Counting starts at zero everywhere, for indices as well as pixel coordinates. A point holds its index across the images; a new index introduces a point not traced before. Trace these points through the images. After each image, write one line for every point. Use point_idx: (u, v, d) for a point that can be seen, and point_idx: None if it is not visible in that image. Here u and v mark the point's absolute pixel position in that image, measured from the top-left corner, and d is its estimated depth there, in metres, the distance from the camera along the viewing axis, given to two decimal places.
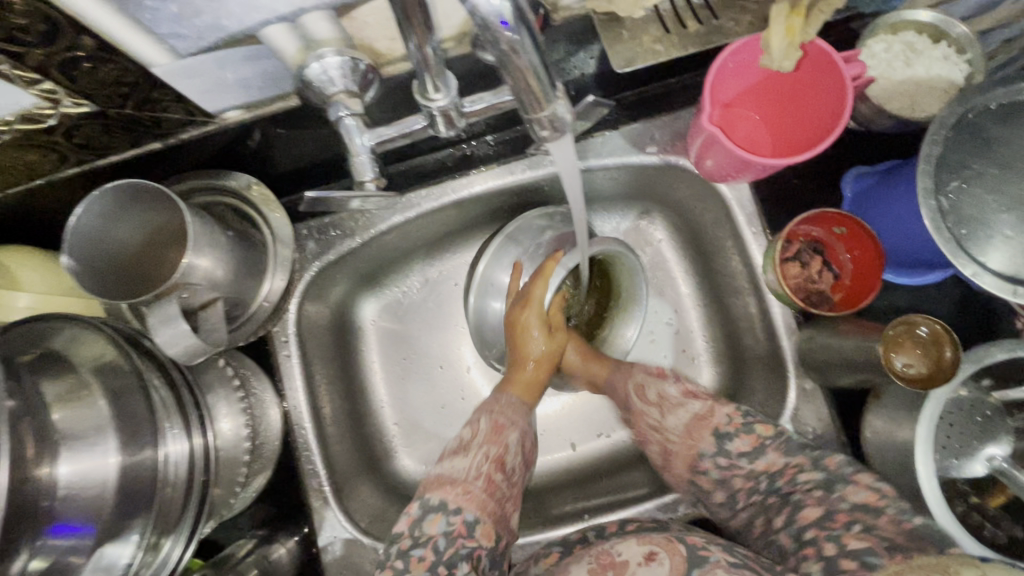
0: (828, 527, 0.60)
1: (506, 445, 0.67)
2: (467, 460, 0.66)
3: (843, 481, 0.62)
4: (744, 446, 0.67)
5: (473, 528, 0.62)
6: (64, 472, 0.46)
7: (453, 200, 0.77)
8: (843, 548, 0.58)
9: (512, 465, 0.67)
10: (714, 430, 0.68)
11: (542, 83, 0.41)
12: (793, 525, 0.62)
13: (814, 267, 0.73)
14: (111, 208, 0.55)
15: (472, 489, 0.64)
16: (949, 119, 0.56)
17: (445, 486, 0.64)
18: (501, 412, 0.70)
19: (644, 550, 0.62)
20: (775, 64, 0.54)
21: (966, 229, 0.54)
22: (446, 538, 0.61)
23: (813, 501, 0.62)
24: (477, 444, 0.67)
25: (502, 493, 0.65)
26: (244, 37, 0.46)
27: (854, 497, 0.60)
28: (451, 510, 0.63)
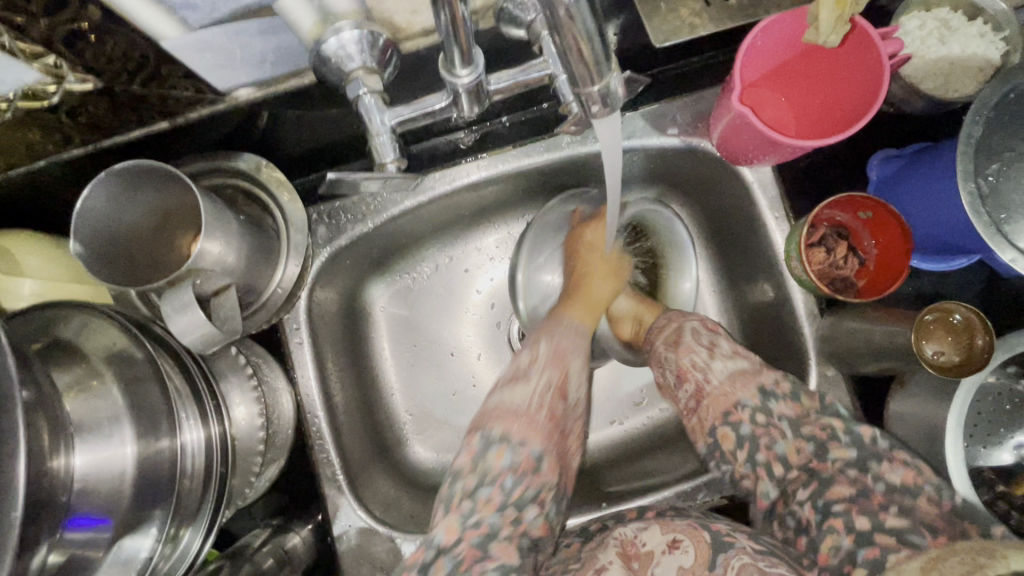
0: (861, 502, 0.55)
1: (566, 373, 0.67)
2: (529, 387, 0.64)
3: (879, 457, 0.57)
4: (788, 410, 0.63)
5: (538, 462, 0.59)
6: (80, 462, 0.45)
7: (466, 183, 0.75)
8: (880, 525, 0.53)
9: (573, 396, 0.66)
10: (761, 386, 0.64)
11: (597, 54, 0.39)
12: (818, 499, 0.57)
13: (840, 252, 0.71)
14: (120, 188, 0.52)
15: (537, 418, 0.62)
16: (991, 98, 0.54)
17: (507, 416, 0.62)
18: (558, 337, 0.70)
19: (667, 538, 0.59)
20: (821, 39, 0.52)
21: (1004, 214, 0.53)
22: (513, 474, 0.58)
23: (845, 478, 0.57)
24: (537, 370, 0.66)
25: (564, 420, 0.64)
26: (260, 7, 0.43)
27: (890, 476, 0.56)
28: (517, 441, 0.60)
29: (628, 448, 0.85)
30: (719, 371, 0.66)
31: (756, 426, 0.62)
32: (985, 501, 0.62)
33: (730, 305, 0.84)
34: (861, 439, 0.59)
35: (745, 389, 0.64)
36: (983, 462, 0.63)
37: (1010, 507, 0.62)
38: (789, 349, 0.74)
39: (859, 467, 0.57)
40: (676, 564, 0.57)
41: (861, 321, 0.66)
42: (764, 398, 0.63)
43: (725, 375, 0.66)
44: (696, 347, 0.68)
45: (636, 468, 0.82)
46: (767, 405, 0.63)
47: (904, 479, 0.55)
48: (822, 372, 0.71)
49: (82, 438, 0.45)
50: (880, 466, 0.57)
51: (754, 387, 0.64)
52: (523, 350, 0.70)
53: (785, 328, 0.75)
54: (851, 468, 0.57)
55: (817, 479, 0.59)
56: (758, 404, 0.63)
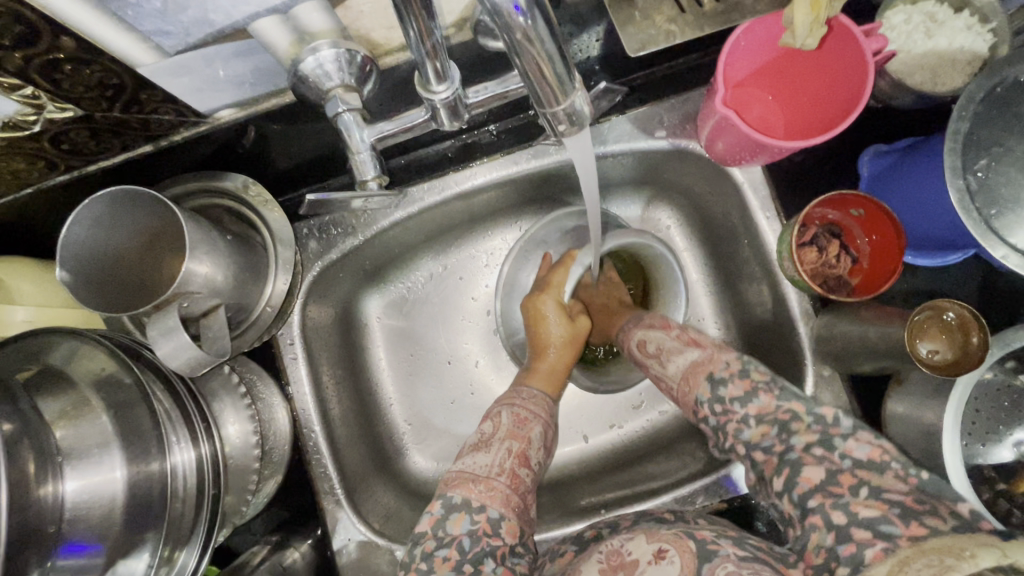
0: (834, 492, 0.55)
1: (528, 439, 0.66)
2: (490, 456, 0.64)
3: (842, 435, 0.58)
4: (738, 391, 0.63)
5: (497, 526, 0.60)
6: (71, 489, 0.45)
7: (456, 193, 0.75)
8: (852, 517, 0.53)
9: (535, 460, 0.66)
10: (710, 375, 0.65)
11: (558, 72, 0.38)
12: (794, 491, 0.57)
13: (832, 251, 0.70)
14: (106, 215, 0.52)
15: (495, 486, 0.62)
16: (977, 93, 0.53)
17: (467, 484, 0.62)
18: (523, 406, 0.69)
19: (654, 548, 0.59)
20: (798, 43, 0.52)
21: (996, 209, 0.52)
22: (471, 538, 0.59)
23: (812, 458, 0.57)
24: (498, 440, 0.65)
25: (525, 487, 0.64)
26: (234, 31, 0.43)
27: (855, 453, 0.57)
28: (475, 508, 0.61)
29: (627, 453, 0.85)
30: (674, 366, 0.67)
31: (718, 416, 0.63)
32: (985, 500, 0.61)
33: (725, 306, 0.84)
34: (823, 418, 0.59)
35: (697, 384, 0.65)
36: (982, 460, 0.62)
37: (1011, 505, 0.61)
38: (788, 349, 0.74)
39: (824, 446, 0.58)
40: None
41: (854, 321, 0.65)
42: (714, 385, 0.64)
43: (680, 368, 0.67)
44: (648, 361, 0.70)
45: (637, 473, 0.82)
46: (719, 394, 0.63)
47: (870, 457, 0.56)
48: (818, 372, 0.71)
49: (72, 465, 0.46)
50: (845, 443, 0.57)
51: (703, 380, 0.65)
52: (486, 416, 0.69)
53: (782, 328, 0.74)
54: (817, 447, 0.58)
55: (787, 462, 0.59)
56: (712, 396, 0.64)
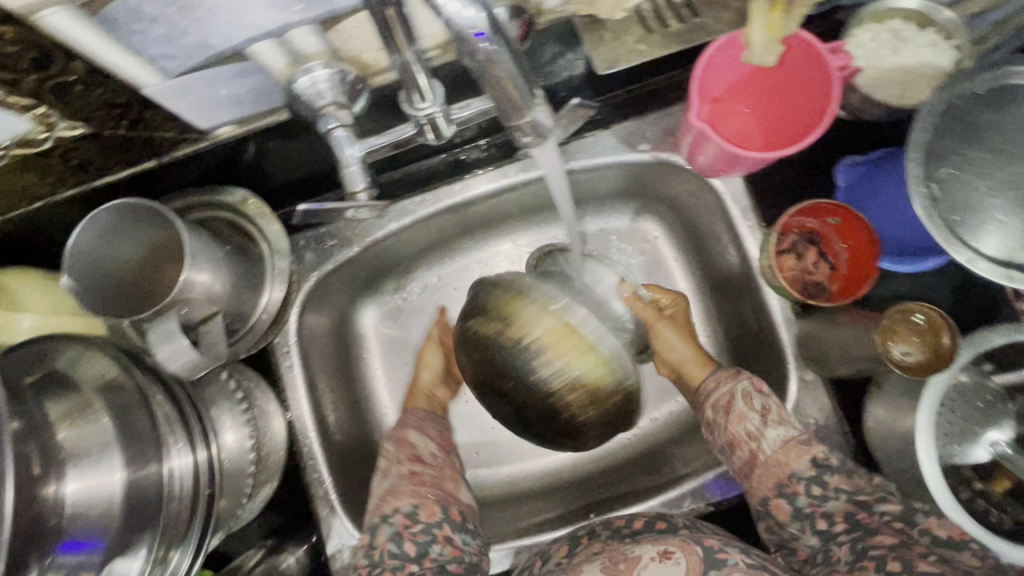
0: (902, 552, 0.56)
1: (412, 441, 0.74)
2: (387, 479, 0.70)
3: (924, 514, 0.60)
4: (843, 483, 0.63)
5: (415, 516, 0.66)
6: (72, 489, 0.47)
7: (449, 205, 0.78)
8: (912, 569, 0.54)
9: (427, 453, 0.73)
10: (813, 459, 0.65)
11: (520, 90, 0.40)
12: (858, 544, 0.59)
13: (810, 258, 0.72)
14: (110, 225, 0.55)
15: (400, 488, 0.69)
16: (938, 105, 0.56)
17: (386, 503, 0.67)
18: (409, 425, 0.76)
19: (658, 548, 0.61)
20: (757, 58, 0.55)
21: (958, 216, 0.55)
22: (396, 540, 0.65)
23: (890, 530, 0.59)
24: (389, 464, 0.71)
25: (430, 477, 0.71)
26: (232, 54, 0.47)
27: (937, 530, 0.59)
28: (389, 513, 0.66)
29: (620, 462, 0.86)
30: (773, 440, 0.66)
31: (808, 500, 0.63)
32: (964, 499, 0.62)
33: (713, 313, 0.86)
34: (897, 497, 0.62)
35: (797, 460, 0.65)
36: (959, 461, 0.63)
37: (990, 505, 0.62)
38: (773, 354, 0.75)
39: (904, 522, 0.60)
40: (667, 573, 0.58)
41: (831, 325, 0.68)
42: (817, 469, 0.64)
43: (778, 444, 0.66)
44: (750, 415, 0.67)
45: (628, 480, 0.84)
46: (821, 478, 0.64)
47: (950, 535, 0.59)
48: (801, 376, 0.72)
49: (74, 463, 0.48)
50: (927, 520, 0.60)
51: (807, 459, 0.65)
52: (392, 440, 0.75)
53: (766, 333, 0.76)
54: (896, 521, 0.60)
55: (859, 528, 0.60)
56: (812, 476, 0.64)
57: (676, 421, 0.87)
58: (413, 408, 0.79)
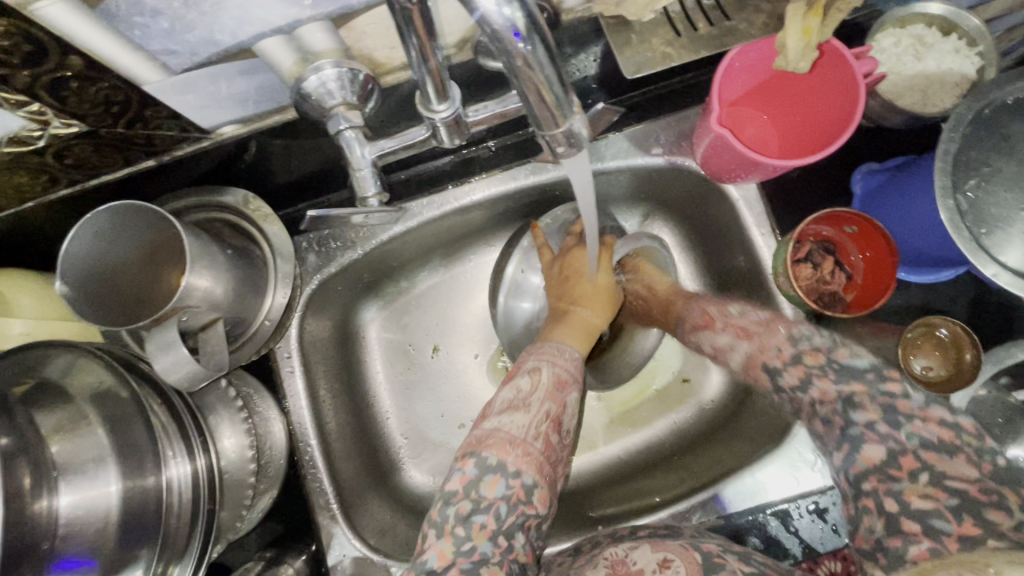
0: (890, 473, 0.51)
1: (565, 402, 0.63)
2: (527, 416, 0.60)
3: (909, 412, 0.52)
4: (796, 378, 0.59)
5: (531, 494, 0.58)
6: (65, 503, 0.46)
7: (455, 207, 0.76)
8: (907, 508, 0.49)
9: (568, 426, 0.63)
10: (765, 365, 0.61)
11: (557, 98, 0.38)
12: (851, 467, 0.53)
13: (826, 267, 0.70)
14: (108, 226, 0.52)
15: (532, 451, 0.59)
16: (967, 115, 0.54)
17: (503, 446, 0.59)
18: (562, 366, 0.66)
19: (658, 557, 0.58)
20: (791, 66, 0.53)
21: (985, 229, 0.53)
22: (506, 504, 0.57)
23: (873, 436, 0.52)
24: (538, 400, 0.62)
25: (558, 455, 0.62)
26: (239, 51, 0.44)
27: (924, 432, 0.51)
28: (511, 472, 0.58)
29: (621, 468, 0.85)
30: (729, 367, 0.65)
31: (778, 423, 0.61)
32: None
33: None
34: (889, 392, 0.54)
35: (756, 375, 0.63)
36: None
37: None
38: None
39: (889, 424, 0.52)
40: None
41: (851, 337, 0.67)
42: (775, 383, 0.61)
43: (743, 358, 0.64)
44: (704, 411, 0.68)
45: (634, 487, 0.82)
46: (779, 383, 0.60)
47: (940, 438, 0.50)
48: None
49: (66, 479, 0.46)
50: (913, 422, 0.52)
51: (760, 380, 0.62)
52: (521, 372, 0.65)
53: None
54: (879, 424, 0.53)
55: (847, 438, 0.54)
56: (767, 404, 0.62)
57: (684, 430, 0.86)
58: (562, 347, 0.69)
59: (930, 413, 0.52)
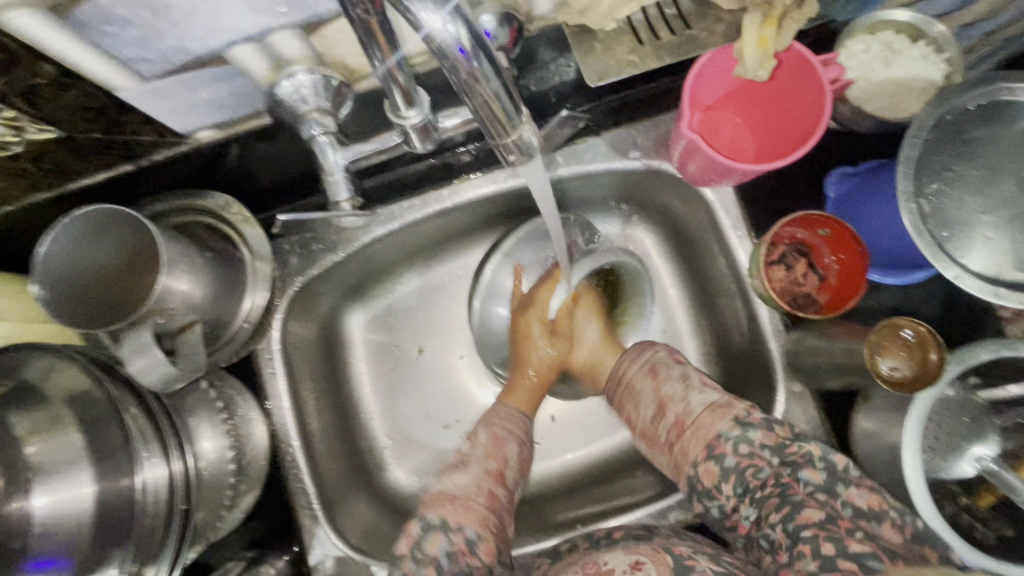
0: (830, 528, 0.57)
1: (505, 458, 0.68)
2: (467, 476, 0.65)
3: (847, 483, 0.61)
4: (766, 439, 0.63)
5: (475, 546, 0.61)
6: (40, 504, 0.47)
7: (436, 211, 0.76)
8: (844, 550, 0.55)
9: (512, 479, 0.67)
10: (736, 418, 0.65)
11: (506, 112, 0.39)
12: (789, 522, 0.59)
13: (800, 269, 0.72)
14: (85, 230, 0.54)
15: (473, 505, 0.63)
16: (929, 120, 0.56)
17: (445, 503, 0.63)
18: (500, 424, 0.71)
19: (630, 559, 0.60)
20: (750, 74, 0.55)
21: (946, 232, 0.55)
22: (449, 558, 0.59)
23: (814, 503, 0.60)
24: (476, 459, 0.67)
25: (502, 506, 0.65)
26: (209, 58, 0.45)
27: (857, 500, 0.60)
28: (452, 527, 0.61)
29: (606, 468, 0.86)
30: (696, 403, 0.67)
31: (738, 457, 0.63)
32: (948, 514, 0.62)
33: (702, 321, 0.85)
34: (834, 465, 0.62)
35: (722, 420, 0.65)
36: (944, 474, 0.63)
37: (973, 520, 0.63)
38: (760, 364, 0.75)
39: (827, 492, 0.60)
40: None
41: (822, 337, 0.69)
42: (740, 427, 0.64)
43: (703, 406, 0.67)
44: (671, 383, 0.69)
45: (617, 487, 0.83)
46: (745, 435, 0.64)
47: (869, 504, 0.59)
48: (788, 388, 0.72)
49: (45, 480, 0.47)
50: (848, 490, 0.60)
51: (730, 418, 0.65)
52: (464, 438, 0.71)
53: (754, 344, 0.76)
54: (819, 493, 0.60)
55: (788, 503, 0.61)
56: (737, 434, 0.64)
57: None
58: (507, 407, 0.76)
59: (864, 481, 0.61)
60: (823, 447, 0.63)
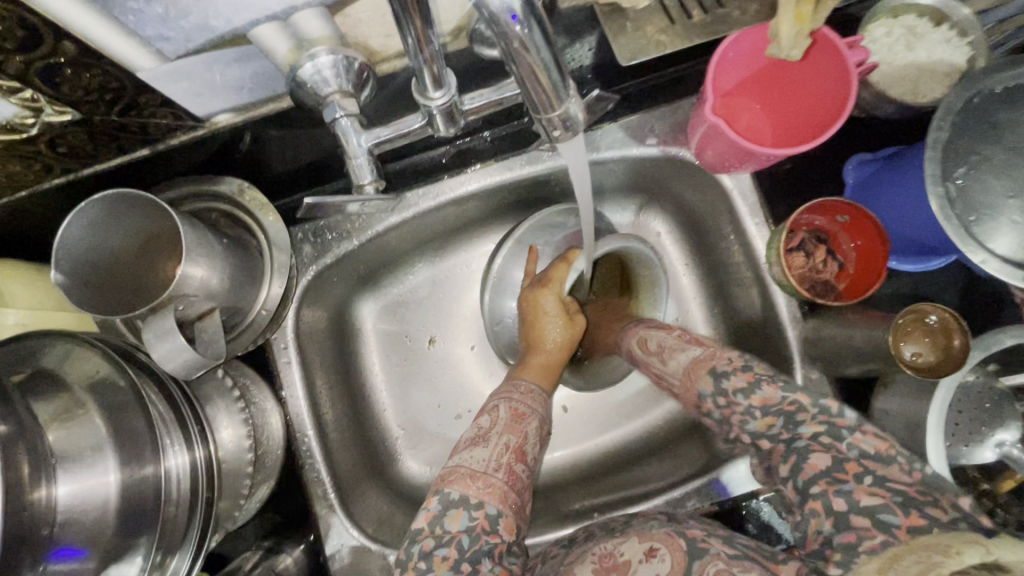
0: (835, 478, 0.55)
1: (525, 434, 0.66)
2: (487, 451, 0.63)
3: (848, 428, 0.57)
4: (740, 382, 0.62)
5: (495, 523, 0.59)
6: (63, 492, 0.46)
7: (450, 198, 0.76)
8: (856, 506, 0.52)
9: (532, 455, 0.65)
10: (712, 369, 0.64)
11: (553, 81, 0.39)
12: (798, 478, 0.57)
13: (819, 257, 0.71)
14: (100, 215, 0.52)
15: (493, 482, 0.61)
16: (956, 103, 0.55)
17: (465, 480, 0.61)
18: (520, 401, 0.68)
19: (645, 547, 0.59)
20: (783, 53, 0.54)
21: (974, 216, 0.54)
22: (469, 536, 0.58)
23: (819, 447, 0.57)
24: (496, 434, 0.64)
25: (522, 483, 0.63)
26: (233, 37, 0.44)
27: (863, 445, 0.56)
28: (473, 504, 0.60)
29: (618, 458, 0.86)
30: (678, 358, 0.67)
31: (721, 409, 0.63)
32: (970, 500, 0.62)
33: (716, 310, 0.85)
34: (828, 410, 0.59)
35: (701, 378, 0.65)
36: (966, 461, 0.64)
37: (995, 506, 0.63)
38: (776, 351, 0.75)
39: (831, 435, 0.57)
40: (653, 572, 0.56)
41: (842, 326, 0.68)
42: (716, 379, 0.63)
43: (685, 363, 0.67)
44: (651, 359, 0.71)
45: (632, 475, 0.83)
46: (721, 386, 0.63)
47: (877, 449, 0.55)
48: (807, 375, 0.72)
49: (64, 467, 0.46)
50: (853, 435, 0.56)
51: (706, 373, 0.64)
52: (483, 411, 0.68)
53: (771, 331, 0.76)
54: (822, 437, 0.57)
55: (794, 450, 0.58)
56: (714, 389, 0.63)
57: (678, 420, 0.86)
58: (522, 380, 0.71)
59: (867, 428, 0.57)
60: (812, 397, 0.60)
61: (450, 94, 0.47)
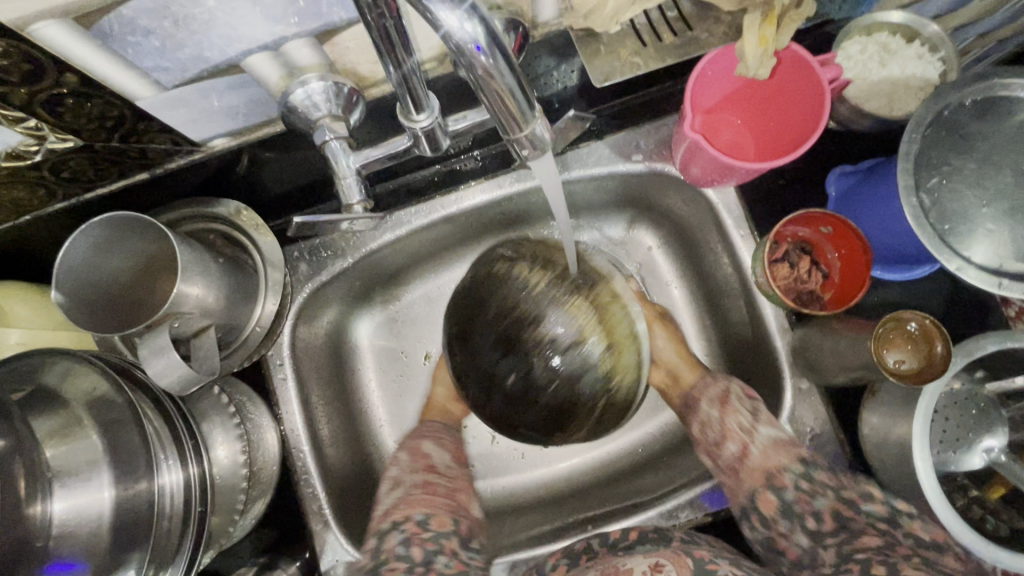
0: (886, 553, 0.55)
1: (425, 453, 0.75)
2: (403, 481, 0.72)
3: (907, 515, 0.59)
4: (828, 479, 0.63)
5: (426, 525, 0.66)
6: (58, 508, 0.48)
7: (442, 216, 0.78)
8: (895, 571, 0.52)
9: (442, 465, 0.75)
10: (799, 457, 0.65)
11: (520, 104, 0.41)
12: (845, 547, 0.58)
13: (804, 266, 0.73)
14: (103, 237, 0.54)
15: (413, 498, 0.69)
16: (927, 116, 0.57)
17: (399, 506, 0.68)
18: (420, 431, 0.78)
19: (650, 562, 0.60)
20: (751, 72, 0.56)
21: (948, 225, 0.56)
22: (405, 543, 0.64)
23: (874, 530, 0.58)
24: (404, 466, 0.74)
25: (443, 491, 0.71)
26: (227, 66, 0.47)
27: (920, 532, 0.57)
28: (401, 520, 0.66)
29: (614, 472, 0.86)
30: (763, 436, 0.67)
31: (799, 493, 0.63)
32: (959, 507, 0.63)
33: (707, 322, 0.86)
34: (890, 504, 0.60)
35: (785, 457, 0.65)
36: (955, 467, 0.65)
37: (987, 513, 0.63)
38: (766, 361, 0.76)
39: (888, 522, 0.59)
40: None
41: (829, 335, 0.67)
42: (806, 466, 0.64)
43: (768, 441, 0.66)
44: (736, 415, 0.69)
45: (628, 489, 0.82)
46: (807, 472, 0.64)
47: (933, 537, 0.57)
48: (796, 384, 0.73)
49: (61, 482, 0.48)
50: (910, 522, 0.58)
51: (794, 456, 0.65)
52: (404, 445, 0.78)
53: (759, 341, 0.76)
54: (879, 522, 0.59)
55: (847, 529, 0.59)
56: (800, 471, 0.64)
57: (672, 432, 0.87)
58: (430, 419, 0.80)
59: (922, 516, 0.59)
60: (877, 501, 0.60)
61: (433, 116, 0.49)
